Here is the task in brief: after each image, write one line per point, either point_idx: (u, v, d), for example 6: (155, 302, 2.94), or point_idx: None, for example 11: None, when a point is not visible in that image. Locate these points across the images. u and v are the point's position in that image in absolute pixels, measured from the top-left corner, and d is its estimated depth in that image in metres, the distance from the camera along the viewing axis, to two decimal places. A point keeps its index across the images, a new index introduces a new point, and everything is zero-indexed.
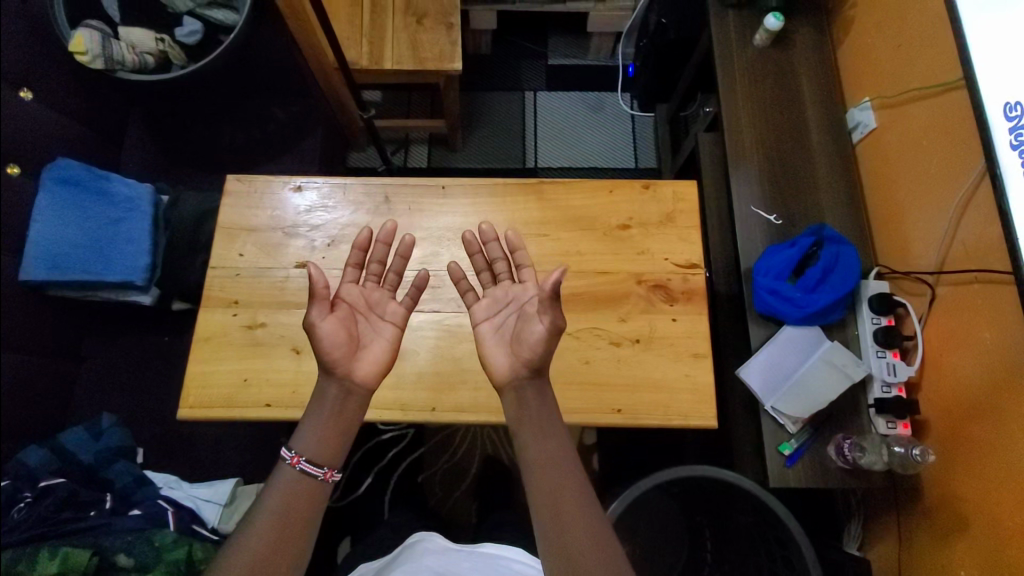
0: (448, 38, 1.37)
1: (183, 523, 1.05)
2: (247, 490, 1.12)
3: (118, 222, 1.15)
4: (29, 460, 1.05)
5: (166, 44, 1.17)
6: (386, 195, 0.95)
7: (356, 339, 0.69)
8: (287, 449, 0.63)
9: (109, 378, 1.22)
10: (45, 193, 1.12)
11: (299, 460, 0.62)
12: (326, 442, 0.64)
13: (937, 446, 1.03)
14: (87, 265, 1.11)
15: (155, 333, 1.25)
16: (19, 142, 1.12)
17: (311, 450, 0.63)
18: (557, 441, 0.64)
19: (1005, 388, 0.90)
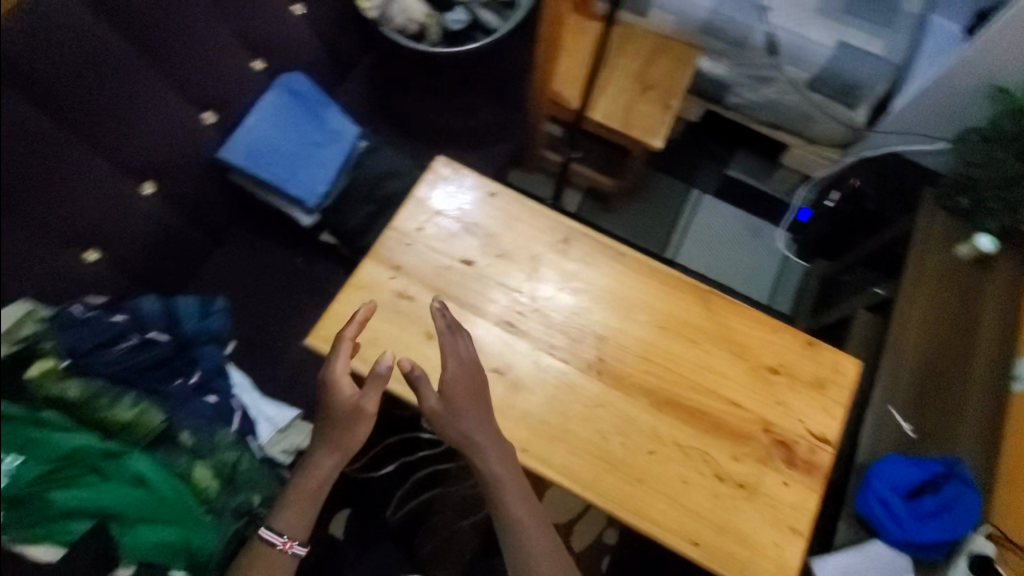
0: (662, 116, 1.42)
1: (241, 429, 1.09)
2: (302, 427, 1.16)
3: (317, 145, 1.23)
4: (144, 308, 1.10)
5: (431, 21, 1.27)
6: (566, 237, 0.96)
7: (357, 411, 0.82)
8: (278, 536, 0.86)
9: (237, 269, 1.29)
10: (272, 94, 1.22)
11: (288, 545, 0.86)
12: (301, 519, 0.87)
13: None
14: (275, 170, 1.19)
15: (291, 250, 1.32)
16: (276, 46, 1.24)
17: (295, 531, 0.87)
18: (541, 523, 0.80)
19: None
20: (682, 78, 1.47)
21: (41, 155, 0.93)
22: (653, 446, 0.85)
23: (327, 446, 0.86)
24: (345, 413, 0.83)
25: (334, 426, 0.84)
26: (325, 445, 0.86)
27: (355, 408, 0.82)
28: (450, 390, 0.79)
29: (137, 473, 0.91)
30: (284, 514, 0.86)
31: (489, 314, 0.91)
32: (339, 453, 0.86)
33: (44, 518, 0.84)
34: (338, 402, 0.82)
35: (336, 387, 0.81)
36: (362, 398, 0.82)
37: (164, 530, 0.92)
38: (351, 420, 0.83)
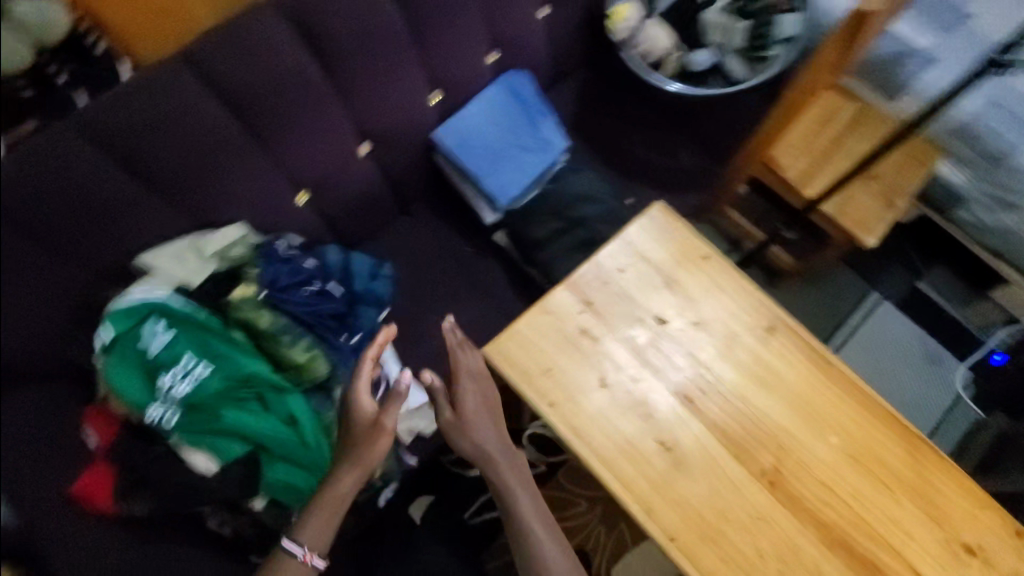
0: (883, 214, 1.30)
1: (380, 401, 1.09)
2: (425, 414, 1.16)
3: (524, 150, 1.24)
4: (329, 258, 1.14)
5: (673, 57, 1.24)
6: (769, 325, 0.89)
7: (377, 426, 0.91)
8: (301, 546, 0.87)
9: (410, 240, 1.34)
10: (499, 91, 1.25)
11: (310, 556, 0.87)
12: (322, 534, 0.89)
13: None
14: (479, 163, 1.21)
15: (462, 237, 1.34)
16: (513, 43, 1.26)
17: (317, 546, 0.88)
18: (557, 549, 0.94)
19: None
20: (914, 180, 1.34)
21: (303, 101, 1.01)
22: None
23: (347, 461, 0.91)
24: (365, 433, 0.91)
25: (352, 444, 0.92)
26: (346, 460, 0.91)
27: (375, 424, 0.91)
28: (466, 408, 1.02)
29: (291, 413, 0.96)
30: (307, 527, 0.88)
31: (669, 381, 0.85)
32: (360, 470, 0.91)
33: (210, 431, 0.91)
34: (361, 418, 0.92)
35: (359, 405, 0.92)
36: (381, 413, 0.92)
37: (299, 473, 0.96)
38: (368, 434, 0.91)
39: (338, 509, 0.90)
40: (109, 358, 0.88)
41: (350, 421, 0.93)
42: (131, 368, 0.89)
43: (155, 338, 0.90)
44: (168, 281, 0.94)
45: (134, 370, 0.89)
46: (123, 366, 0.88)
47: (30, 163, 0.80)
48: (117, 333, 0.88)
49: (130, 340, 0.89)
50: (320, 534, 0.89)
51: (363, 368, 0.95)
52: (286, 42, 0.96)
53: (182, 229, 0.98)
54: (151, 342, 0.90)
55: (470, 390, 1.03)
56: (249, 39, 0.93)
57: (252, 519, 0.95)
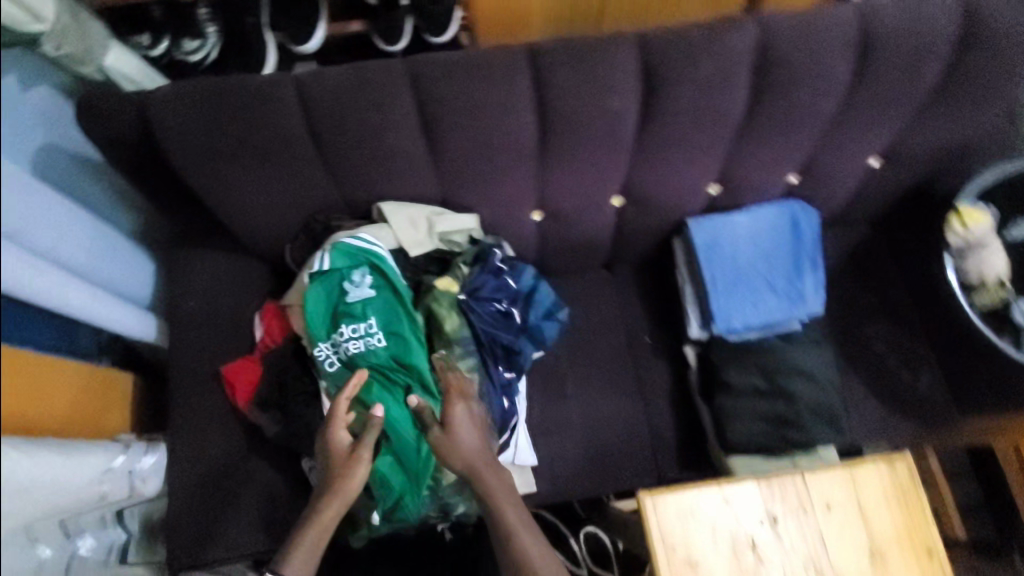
0: None
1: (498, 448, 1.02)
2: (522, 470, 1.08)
3: (770, 290, 1.10)
4: (524, 276, 1.10)
5: (999, 291, 1.08)
6: None
7: (351, 462, 0.84)
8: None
9: (599, 296, 1.27)
10: (778, 216, 1.13)
11: None
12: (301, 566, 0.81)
13: None
14: (719, 276, 1.10)
15: (649, 325, 1.25)
16: (821, 176, 1.12)
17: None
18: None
19: None
20: None
21: (602, 144, 0.97)
22: None
23: (328, 494, 0.84)
24: (339, 473, 0.84)
25: (328, 477, 0.85)
26: (326, 491, 0.84)
27: (350, 460, 0.84)
28: (456, 417, 0.88)
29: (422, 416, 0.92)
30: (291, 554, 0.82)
31: None
32: (342, 502, 0.84)
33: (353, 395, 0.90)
34: (337, 454, 0.85)
35: (333, 442, 0.85)
36: (359, 442, 0.85)
37: (400, 477, 0.93)
38: (344, 466, 0.84)
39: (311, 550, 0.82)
40: (316, 283, 0.91)
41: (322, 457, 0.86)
42: (326, 300, 0.91)
43: (359, 287, 0.90)
44: (394, 239, 0.95)
45: (327, 303, 0.91)
46: (321, 296, 0.91)
47: (360, 84, 0.86)
48: (332, 266, 0.90)
49: (338, 276, 0.91)
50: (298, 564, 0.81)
51: (339, 407, 0.85)
52: (627, 87, 0.91)
53: (427, 193, 0.99)
54: (353, 288, 0.90)
55: (461, 403, 0.89)
56: (597, 66, 0.89)
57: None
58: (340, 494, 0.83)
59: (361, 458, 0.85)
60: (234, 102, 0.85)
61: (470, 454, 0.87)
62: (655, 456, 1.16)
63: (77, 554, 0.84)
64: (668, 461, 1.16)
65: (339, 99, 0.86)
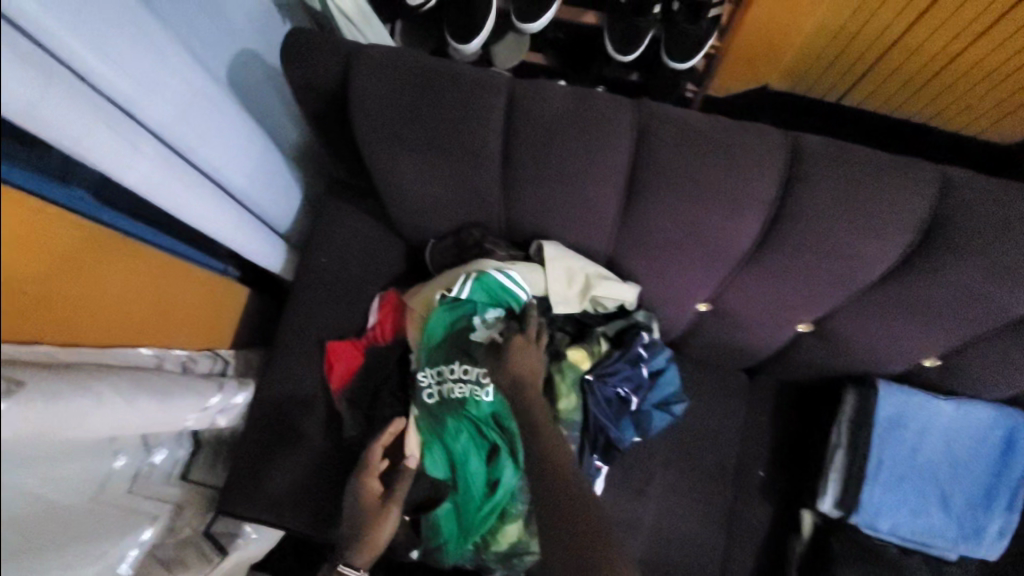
0: None
1: None
2: None
3: (942, 506, 0.88)
4: (657, 357, 0.92)
5: None
6: None
7: (378, 509, 0.80)
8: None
9: (725, 406, 1.10)
10: (996, 428, 0.88)
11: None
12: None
13: None
14: (885, 465, 0.89)
15: (770, 461, 1.07)
16: None
17: None
18: None
19: None
20: None
21: (824, 280, 0.77)
22: None
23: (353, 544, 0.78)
24: (369, 520, 0.79)
25: (354, 526, 0.79)
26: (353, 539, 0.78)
27: (377, 510, 0.79)
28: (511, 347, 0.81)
29: (498, 479, 0.84)
30: (353, 550, 0.78)
31: None
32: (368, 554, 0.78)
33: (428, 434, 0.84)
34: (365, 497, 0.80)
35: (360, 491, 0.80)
36: (393, 492, 0.81)
37: (451, 525, 0.86)
38: (374, 517, 0.79)
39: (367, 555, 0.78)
40: (445, 306, 0.85)
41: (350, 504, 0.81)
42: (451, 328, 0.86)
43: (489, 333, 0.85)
44: (543, 288, 0.85)
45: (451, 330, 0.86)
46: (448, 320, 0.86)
47: (578, 119, 0.74)
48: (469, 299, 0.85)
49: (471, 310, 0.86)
50: (364, 556, 0.78)
51: (376, 452, 0.82)
52: (895, 236, 0.70)
53: (596, 247, 0.86)
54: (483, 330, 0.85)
55: (522, 337, 0.82)
56: (872, 197, 0.69)
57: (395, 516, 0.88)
58: (364, 542, 0.78)
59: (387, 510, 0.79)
60: (443, 95, 0.75)
61: (523, 374, 0.79)
62: None
63: (149, 464, 0.83)
64: None
65: (550, 128, 0.74)
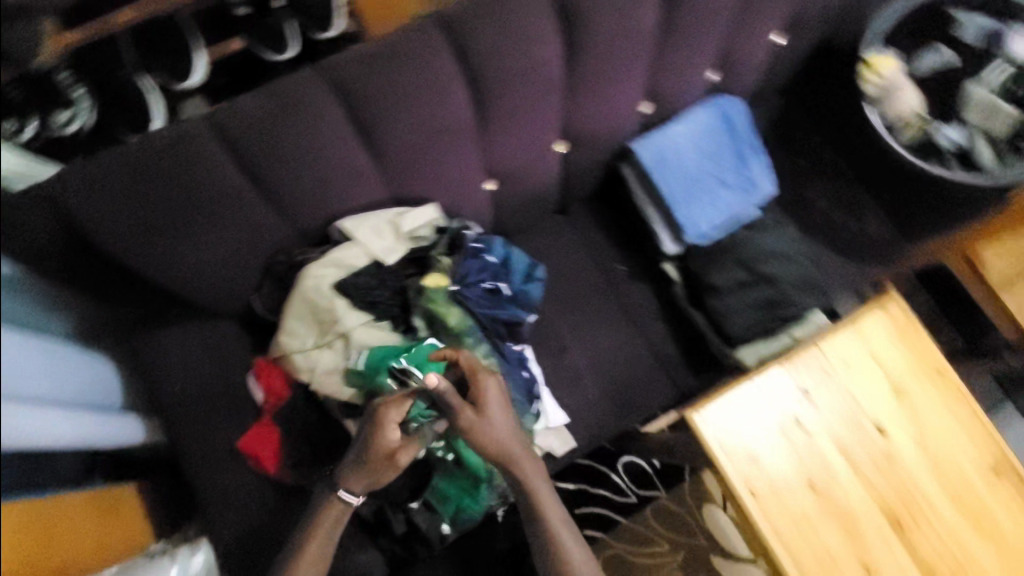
0: None
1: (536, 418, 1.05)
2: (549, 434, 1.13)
3: (724, 187, 1.14)
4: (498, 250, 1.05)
5: (920, 121, 1.14)
6: (997, 464, 0.80)
7: (390, 459, 0.83)
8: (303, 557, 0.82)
9: (566, 243, 1.28)
10: (711, 115, 1.15)
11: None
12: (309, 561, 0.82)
13: None
14: (677, 192, 1.13)
15: (622, 257, 1.27)
16: (741, 68, 1.14)
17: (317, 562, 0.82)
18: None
19: None
20: None
21: (536, 96, 0.95)
22: None
23: (352, 475, 0.83)
24: (381, 466, 0.82)
25: (354, 459, 0.83)
26: (355, 472, 0.83)
27: (389, 456, 0.82)
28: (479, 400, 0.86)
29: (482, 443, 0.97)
30: (351, 479, 0.83)
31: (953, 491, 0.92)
32: (362, 485, 0.84)
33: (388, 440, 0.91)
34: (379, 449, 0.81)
35: (383, 434, 0.81)
36: (400, 449, 0.83)
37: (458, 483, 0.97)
38: (379, 463, 0.82)
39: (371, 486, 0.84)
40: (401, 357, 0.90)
41: (358, 451, 0.83)
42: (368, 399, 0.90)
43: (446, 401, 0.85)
44: (367, 253, 0.92)
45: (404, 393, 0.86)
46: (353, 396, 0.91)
47: (281, 109, 0.80)
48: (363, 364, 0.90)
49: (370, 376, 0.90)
50: (361, 484, 0.84)
51: (384, 410, 0.81)
52: (548, 33, 0.89)
53: (380, 195, 0.95)
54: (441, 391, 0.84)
55: (488, 399, 0.86)
56: (515, 15, 0.86)
57: (407, 517, 0.96)
58: (373, 478, 0.83)
59: (398, 458, 0.83)
60: (163, 170, 0.77)
61: (507, 447, 0.87)
62: (667, 374, 1.21)
63: None
64: (679, 374, 1.22)
65: (265, 131, 0.80)
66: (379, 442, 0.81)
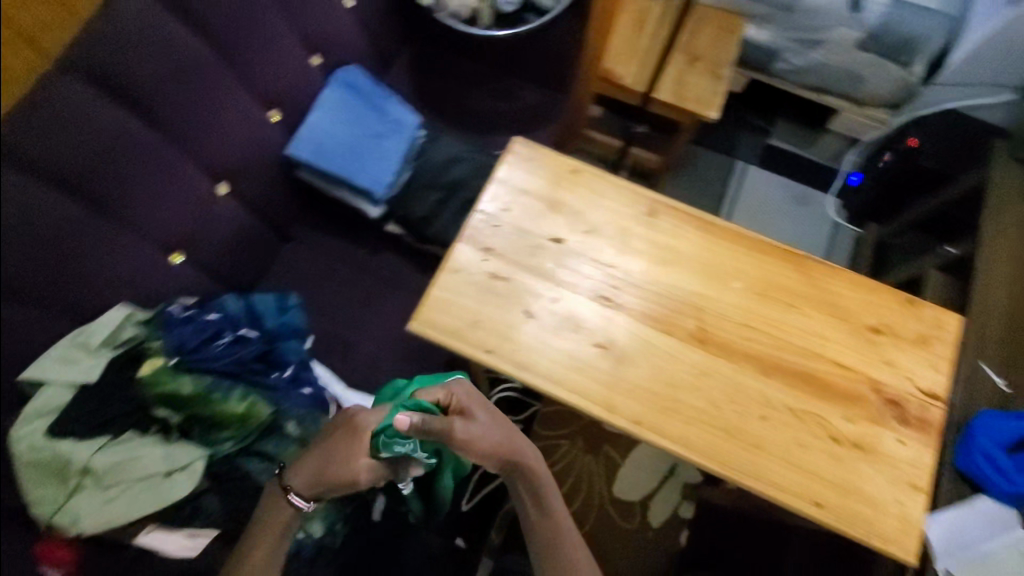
0: (714, 87, 1.42)
1: None
2: None
3: (379, 137, 1.26)
4: (229, 306, 1.12)
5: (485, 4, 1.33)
6: (651, 209, 0.96)
7: (356, 478, 0.80)
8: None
9: (305, 262, 1.32)
10: (332, 89, 1.25)
11: None
12: None
13: None
14: (343, 163, 1.22)
15: (355, 244, 1.32)
16: (330, 42, 1.28)
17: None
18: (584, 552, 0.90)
19: None
20: (728, 49, 1.46)
21: (131, 155, 0.96)
22: (765, 411, 0.83)
23: (311, 484, 0.82)
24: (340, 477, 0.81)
25: (314, 468, 0.82)
26: (310, 477, 0.82)
27: (356, 474, 0.80)
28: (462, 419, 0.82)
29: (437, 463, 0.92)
30: (301, 481, 0.83)
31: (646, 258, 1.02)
32: (314, 490, 0.83)
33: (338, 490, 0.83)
34: (353, 460, 0.80)
35: (357, 442, 0.81)
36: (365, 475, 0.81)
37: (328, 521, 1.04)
38: (341, 478, 0.81)
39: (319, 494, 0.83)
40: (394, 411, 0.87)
41: (321, 462, 0.82)
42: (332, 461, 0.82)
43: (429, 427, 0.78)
44: (67, 385, 0.89)
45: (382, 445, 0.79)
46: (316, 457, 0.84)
47: None
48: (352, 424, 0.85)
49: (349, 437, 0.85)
50: (311, 490, 0.83)
51: (364, 422, 0.82)
52: (90, 100, 0.89)
53: (66, 329, 0.93)
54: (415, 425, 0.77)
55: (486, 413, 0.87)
56: (57, 116, 0.85)
57: None
58: (332, 485, 0.81)
59: (364, 480, 0.81)
60: None
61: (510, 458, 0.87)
62: None
63: None
64: None
65: None
66: (353, 456, 0.81)
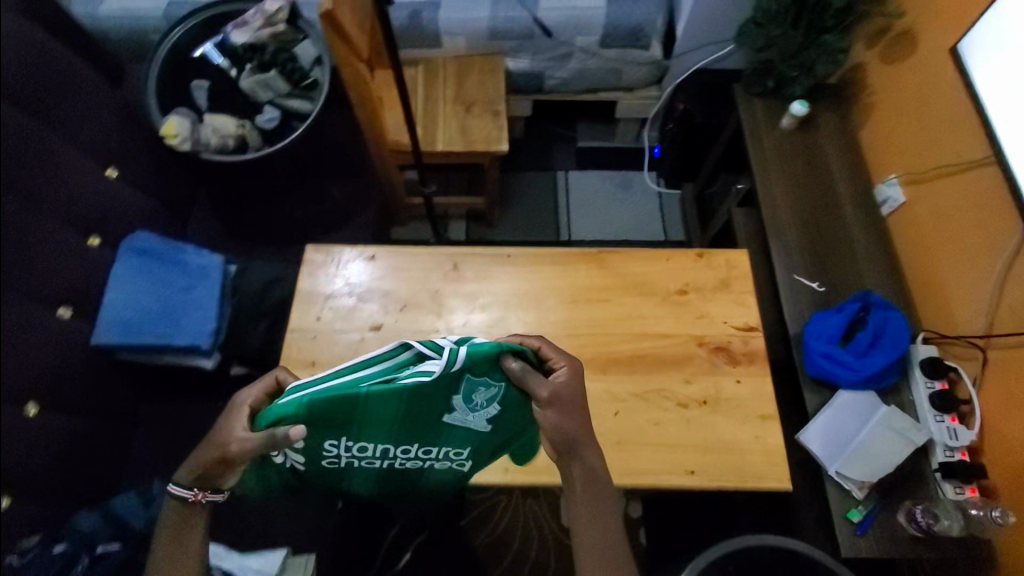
0: (494, 123, 1.51)
1: None
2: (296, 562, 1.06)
3: (189, 289, 1.21)
4: (84, 526, 1.05)
5: (246, 128, 1.37)
6: (454, 263, 0.99)
7: (227, 451, 0.68)
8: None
9: (163, 442, 1.23)
10: (122, 261, 1.20)
11: None
12: None
13: (1007, 500, 0.96)
14: (158, 330, 1.16)
15: (209, 400, 1.26)
16: (107, 218, 1.23)
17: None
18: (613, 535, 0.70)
19: (1010, 408, 0.97)
20: (496, 86, 1.57)
21: None
22: (616, 406, 0.88)
23: (196, 464, 0.72)
24: (222, 452, 0.68)
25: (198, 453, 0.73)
26: (198, 457, 0.73)
27: (225, 445, 0.68)
28: (560, 392, 0.67)
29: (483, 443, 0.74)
30: (185, 472, 0.73)
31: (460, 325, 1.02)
32: (199, 474, 0.72)
33: (352, 420, 0.66)
34: (227, 428, 0.69)
35: (230, 416, 0.70)
36: (234, 445, 0.67)
37: None
38: (214, 456, 0.69)
39: (205, 479, 0.72)
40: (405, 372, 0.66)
41: (204, 446, 0.72)
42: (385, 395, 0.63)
43: (530, 388, 0.66)
44: None
45: (456, 393, 0.66)
46: (356, 372, 0.63)
47: None
48: (427, 341, 0.64)
49: (405, 361, 0.64)
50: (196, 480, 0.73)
51: (247, 398, 0.72)
52: None
53: None
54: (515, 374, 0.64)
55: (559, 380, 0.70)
56: None
57: None
58: (212, 466, 0.70)
59: (233, 450, 0.67)
60: None
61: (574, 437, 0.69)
62: None
63: None
64: None
65: None
66: (225, 426, 0.69)
